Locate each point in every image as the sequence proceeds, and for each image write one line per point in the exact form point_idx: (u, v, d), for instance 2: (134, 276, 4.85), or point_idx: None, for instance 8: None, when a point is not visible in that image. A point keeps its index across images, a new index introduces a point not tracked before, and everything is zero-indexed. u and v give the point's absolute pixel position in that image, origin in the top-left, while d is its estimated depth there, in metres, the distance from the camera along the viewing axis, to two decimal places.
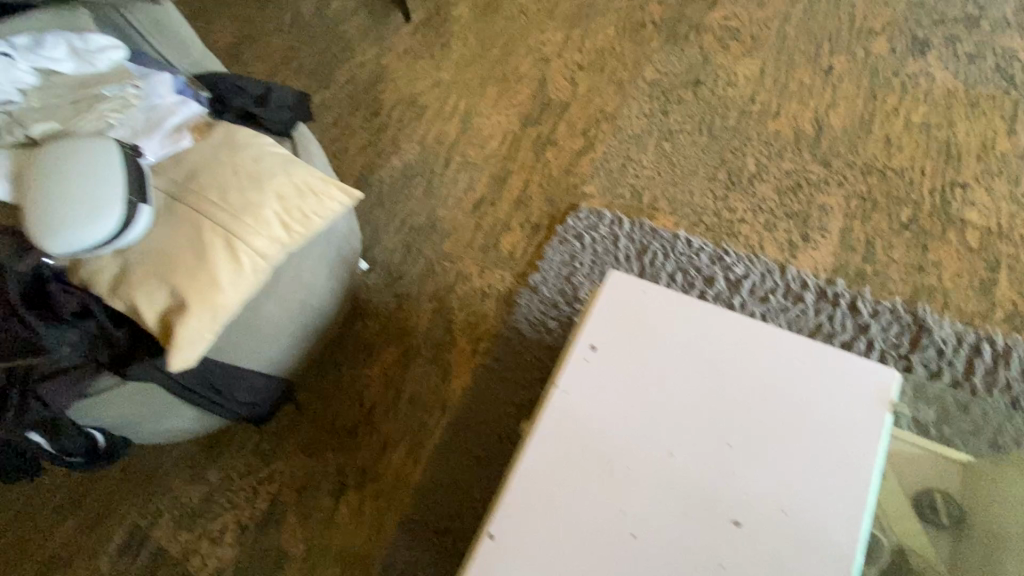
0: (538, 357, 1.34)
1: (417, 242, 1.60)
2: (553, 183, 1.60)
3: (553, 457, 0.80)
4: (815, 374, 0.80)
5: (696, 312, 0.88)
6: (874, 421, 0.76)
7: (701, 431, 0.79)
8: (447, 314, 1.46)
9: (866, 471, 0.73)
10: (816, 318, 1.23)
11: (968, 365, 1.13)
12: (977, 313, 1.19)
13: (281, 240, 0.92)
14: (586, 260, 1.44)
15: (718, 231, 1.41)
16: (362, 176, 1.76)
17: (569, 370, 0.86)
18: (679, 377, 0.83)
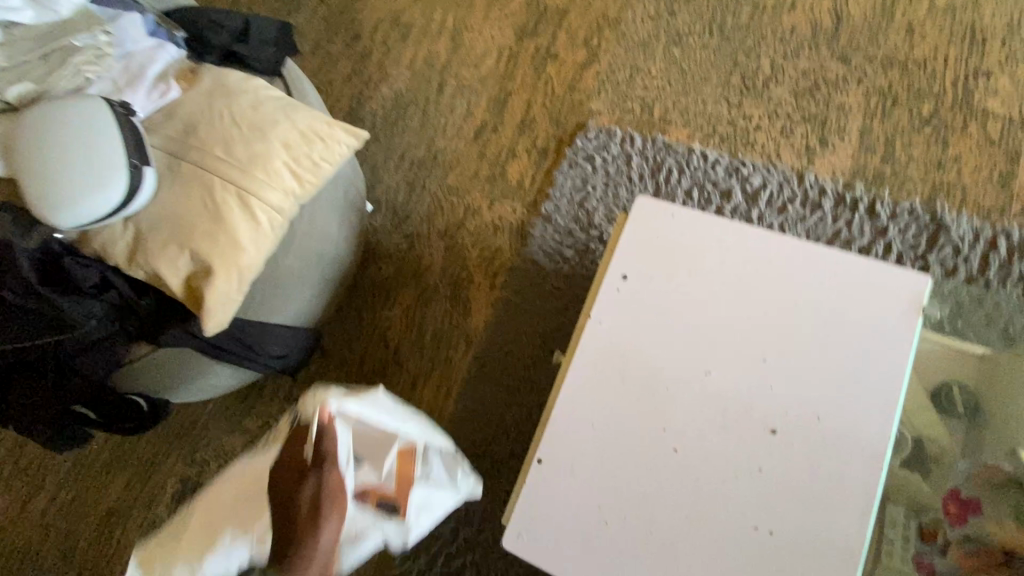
0: (556, 287, 1.35)
1: (420, 177, 1.54)
2: (556, 102, 1.52)
3: (593, 383, 0.82)
4: (848, 285, 0.81)
5: (727, 232, 0.87)
6: (907, 326, 0.77)
7: (736, 348, 0.80)
8: (460, 250, 1.44)
9: (897, 374, 0.76)
10: (834, 224, 1.23)
11: (984, 260, 1.14)
12: (994, 207, 1.19)
13: (294, 191, 0.89)
14: (598, 183, 1.40)
15: (732, 141, 1.36)
16: (354, 111, 1.67)
17: (601, 300, 0.87)
18: (712, 297, 0.84)
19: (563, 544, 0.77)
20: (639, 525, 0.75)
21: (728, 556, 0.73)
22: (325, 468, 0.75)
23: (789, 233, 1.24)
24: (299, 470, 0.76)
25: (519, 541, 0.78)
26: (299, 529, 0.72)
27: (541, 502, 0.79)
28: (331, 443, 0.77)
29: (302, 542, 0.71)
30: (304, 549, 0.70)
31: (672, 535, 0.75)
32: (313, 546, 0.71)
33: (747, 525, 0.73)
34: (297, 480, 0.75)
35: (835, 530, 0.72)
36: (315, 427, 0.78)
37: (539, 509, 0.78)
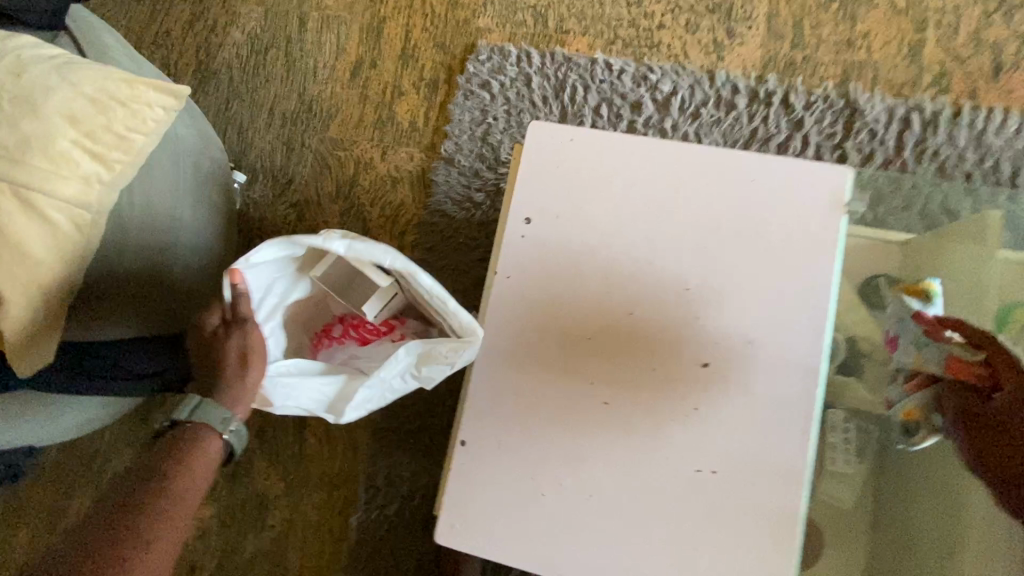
0: (470, 237, 1.21)
1: (297, 134, 1.33)
2: (438, 22, 1.32)
3: (509, 344, 0.73)
4: (768, 191, 0.72)
5: (634, 150, 0.76)
6: (832, 227, 0.71)
7: (658, 280, 0.72)
8: (359, 212, 1.27)
9: (826, 281, 0.70)
10: (750, 124, 1.14)
11: (899, 139, 1.10)
12: (905, 82, 1.14)
13: (98, 177, 0.70)
14: (498, 113, 1.24)
15: (636, 45, 1.23)
16: (203, 66, 1.40)
17: (506, 250, 0.76)
18: (626, 228, 0.74)
19: (501, 527, 0.70)
20: (579, 492, 0.69)
21: (674, 504, 0.68)
22: (246, 323, 0.73)
23: (705, 141, 1.15)
24: (221, 328, 0.73)
25: (453, 534, 0.70)
26: (222, 377, 0.71)
27: (470, 488, 0.71)
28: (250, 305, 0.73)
29: (224, 388, 0.71)
30: (228, 393, 0.71)
31: (614, 495, 0.69)
32: (236, 393, 0.71)
33: (690, 470, 0.68)
34: (218, 338, 0.73)
35: (779, 456, 0.68)
36: (226, 293, 0.71)
37: (469, 496, 0.70)
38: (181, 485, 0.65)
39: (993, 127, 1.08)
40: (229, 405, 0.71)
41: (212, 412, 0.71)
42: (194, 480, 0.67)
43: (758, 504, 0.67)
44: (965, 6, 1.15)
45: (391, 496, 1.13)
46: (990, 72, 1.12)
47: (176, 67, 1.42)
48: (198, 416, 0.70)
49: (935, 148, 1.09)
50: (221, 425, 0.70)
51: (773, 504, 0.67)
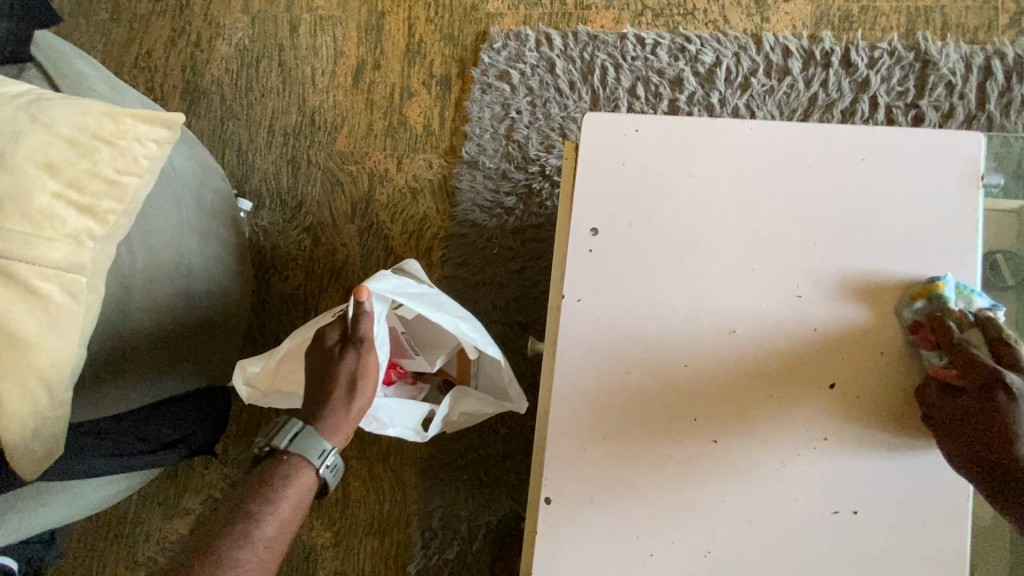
0: (505, 246, 1.09)
1: (301, 150, 1.21)
2: (443, 12, 1.19)
3: (590, 379, 0.62)
4: (885, 169, 0.61)
5: (714, 135, 0.64)
6: (965, 206, 0.60)
7: (761, 288, 0.61)
8: (378, 230, 1.16)
9: (965, 272, 0.59)
10: (808, 89, 1.01)
11: (981, 91, 0.97)
12: (979, 25, 1.01)
13: (90, 233, 0.59)
14: (521, 105, 1.12)
15: (668, 14, 1.10)
16: (191, 85, 1.29)
17: (572, 269, 0.65)
18: (716, 228, 0.62)
19: None
20: (695, 548, 0.58)
21: (811, 554, 0.57)
22: (363, 345, 0.69)
23: (759, 113, 1.02)
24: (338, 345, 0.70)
25: None
26: (331, 396, 0.68)
27: (563, 553, 0.60)
28: (371, 325, 0.70)
29: (330, 408, 0.68)
30: (331, 414, 0.68)
31: (738, 549, 0.58)
32: (339, 417, 0.68)
33: (826, 511, 0.57)
34: (333, 354, 0.70)
35: (932, 486, 0.57)
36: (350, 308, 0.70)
37: (563, 563, 0.60)
38: (272, 520, 0.61)
39: None
40: (329, 433, 0.67)
41: (314, 437, 0.66)
42: (283, 517, 0.62)
43: (913, 546, 0.56)
44: None
45: (448, 538, 1.03)
46: None
47: (162, 89, 1.30)
48: (297, 444, 0.65)
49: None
50: (318, 456, 0.65)
51: (931, 544, 0.56)
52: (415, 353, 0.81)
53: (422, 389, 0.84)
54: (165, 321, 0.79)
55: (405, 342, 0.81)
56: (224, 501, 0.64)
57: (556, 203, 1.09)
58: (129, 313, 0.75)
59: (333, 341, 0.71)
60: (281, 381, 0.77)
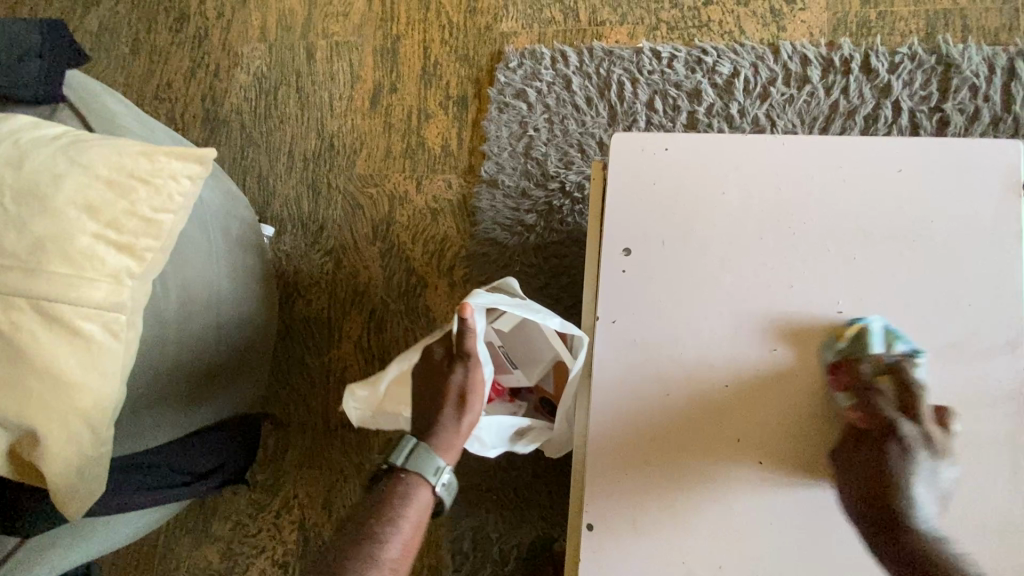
0: (527, 263, 1.09)
1: (321, 174, 1.22)
2: (457, 34, 1.20)
3: (629, 402, 0.61)
4: (923, 180, 0.60)
5: (746, 151, 0.63)
6: (1008, 214, 0.58)
7: (801, 304, 0.60)
8: (400, 251, 1.16)
9: (1013, 281, 0.57)
10: (829, 97, 1.01)
11: (1007, 92, 0.96)
12: (1000, 27, 0.99)
13: (128, 271, 0.60)
14: (538, 122, 1.12)
15: (683, 26, 1.10)
16: (211, 114, 1.31)
17: (606, 290, 0.64)
18: (751, 245, 0.61)
19: None
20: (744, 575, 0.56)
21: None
22: (470, 360, 0.69)
23: (779, 123, 1.01)
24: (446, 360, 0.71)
25: None
26: (441, 412, 0.69)
27: None
28: (475, 341, 0.69)
29: (441, 425, 0.68)
30: (442, 431, 0.68)
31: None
32: (450, 434, 0.68)
33: None
34: (442, 370, 0.70)
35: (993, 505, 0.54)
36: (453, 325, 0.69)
37: None
38: (394, 539, 0.62)
39: None
40: (442, 449, 0.67)
41: (430, 453, 0.66)
42: (403, 536, 0.62)
43: None
44: None
45: (480, 562, 1.02)
46: None
47: (183, 119, 1.32)
48: (413, 461, 0.65)
49: None
50: (433, 473, 0.65)
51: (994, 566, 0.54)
52: (513, 367, 0.79)
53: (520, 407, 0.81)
54: (196, 352, 0.80)
55: (504, 358, 0.78)
56: (349, 521, 0.64)
57: (577, 219, 1.09)
58: (163, 346, 0.76)
59: (441, 357, 0.71)
60: (387, 403, 0.73)
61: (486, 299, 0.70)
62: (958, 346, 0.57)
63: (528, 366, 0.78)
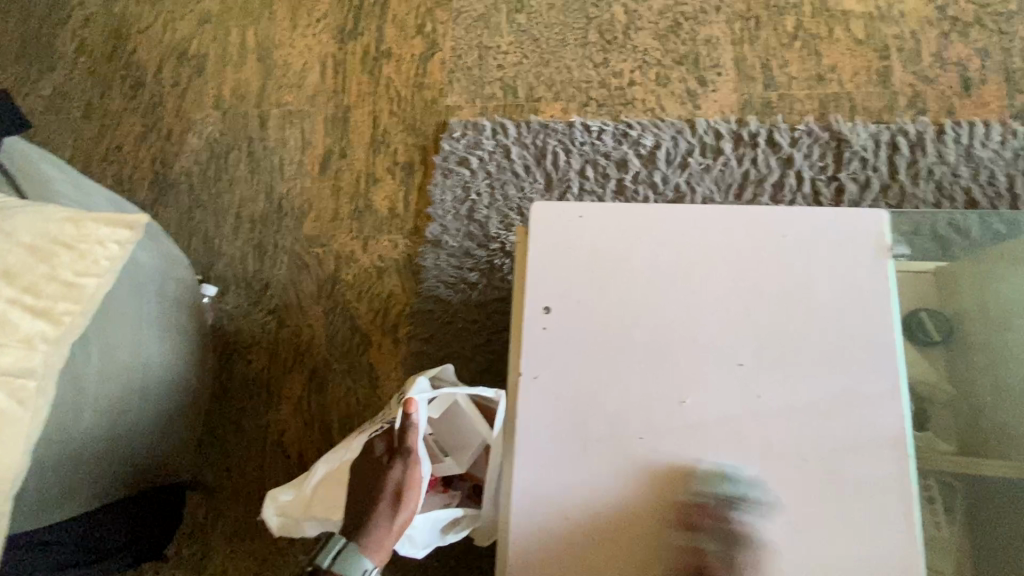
0: (469, 320, 1.12)
1: (268, 235, 1.24)
2: (405, 105, 1.28)
3: (550, 457, 0.63)
4: (807, 243, 0.67)
5: (652, 217, 0.70)
6: (881, 273, 0.65)
7: (707, 357, 0.64)
8: (345, 310, 1.17)
9: (888, 334, 0.64)
10: (740, 167, 1.11)
11: (891, 164, 1.08)
12: (883, 107, 1.13)
13: (42, 335, 0.59)
14: (480, 187, 1.19)
15: (610, 104, 1.21)
16: (160, 176, 1.33)
17: (527, 348, 0.67)
18: (659, 303, 0.66)
19: None
20: None
21: None
22: (408, 457, 0.71)
23: (698, 189, 1.11)
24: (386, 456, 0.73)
25: None
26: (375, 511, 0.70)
27: None
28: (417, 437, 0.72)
29: (373, 525, 0.69)
30: (374, 530, 0.69)
31: None
32: (382, 533, 0.69)
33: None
34: (380, 467, 0.72)
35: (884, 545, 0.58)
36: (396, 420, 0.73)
37: None
38: None
39: (978, 139, 1.08)
40: (372, 551, 0.68)
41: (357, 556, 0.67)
42: None
43: None
44: (922, 30, 1.17)
45: None
46: (961, 90, 1.12)
47: (130, 181, 1.34)
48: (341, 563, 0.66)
49: (928, 167, 1.07)
50: None
51: None
52: (444, 456, 0.79)
53: (454, 497, 0.79)
54: (116, 418, 0.78)
55: (435, 445, 0.80)
56: None
57: None
58: (78, 412, 0.73)
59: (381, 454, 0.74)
60: (314, 505, 0.76)
61: (425, 391, 0.76)
62: (843, 395, 0.62)
63: (458, 452, 0.79)
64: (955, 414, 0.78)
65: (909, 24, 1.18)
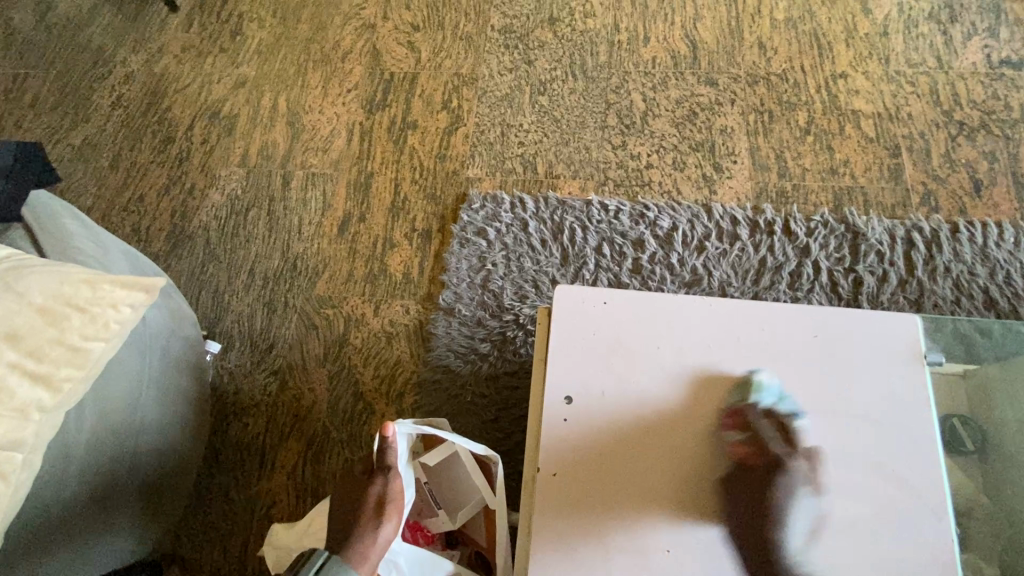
0: (478, 394, 1.08)
1: (279, 294, 1.23)
2: (426, 174, 1.31)
3: (569, 563, 0.58)
4: (839, 345, 0.65)
5: (681, 308, 0.68)
6: (919, 380, 0.63)
7: (738, 461, 0.61)
8: (350, 375, 1.14)
9: (928, 446, 0.61)
10: (757, 254, 1.12)
11: (908, 259, 1.09)
12: (897, 203, 1.15)
13: (38, 404, 0.56)
14: (496, 258, 1.19)
15: (627, 185, 1.24)
16: (177, 229, 1.33)
17: (545, 439, 0.64)
18: (687, 399, 0.64)
19: None
20: None
21: None
22: (389, 471, 0.74)
23: (715, 273, 1.11)
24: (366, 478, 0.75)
25: None
26: (361, 524, 0.71)
27: None
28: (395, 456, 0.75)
29: (357, 536, 0.70)
30: (357, 545, 0.69)
31: None
32: (366, 544, 0.70)
33: None
34: (363, 485, 0.75)
35: None
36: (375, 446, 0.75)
37: None
38: None
39: (993, 240, 1.09)
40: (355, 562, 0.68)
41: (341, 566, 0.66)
42: None
43: None
44: (930, 132, 1.21)
45: None
46: (972, 191, 1.15)
47: (147, 232, 1.34)
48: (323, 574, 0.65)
49: (944, 264, 1.08)
50: None
51: None
52: (439, 508, 0.82)
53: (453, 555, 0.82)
54: (97, 488, 0.73)
55: (430, 496, 0.82)
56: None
57: (530, 350, 1.10)
58: (61, 483, 0.68)
59: (363, 472, 0.76)
60: (310, 538, 0.80)
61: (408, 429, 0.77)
62: (882, 513, 0.58)
63: (453, 508, 0.82)
64: (997, 532, 0.73)
65: (918, 126, 1.22)
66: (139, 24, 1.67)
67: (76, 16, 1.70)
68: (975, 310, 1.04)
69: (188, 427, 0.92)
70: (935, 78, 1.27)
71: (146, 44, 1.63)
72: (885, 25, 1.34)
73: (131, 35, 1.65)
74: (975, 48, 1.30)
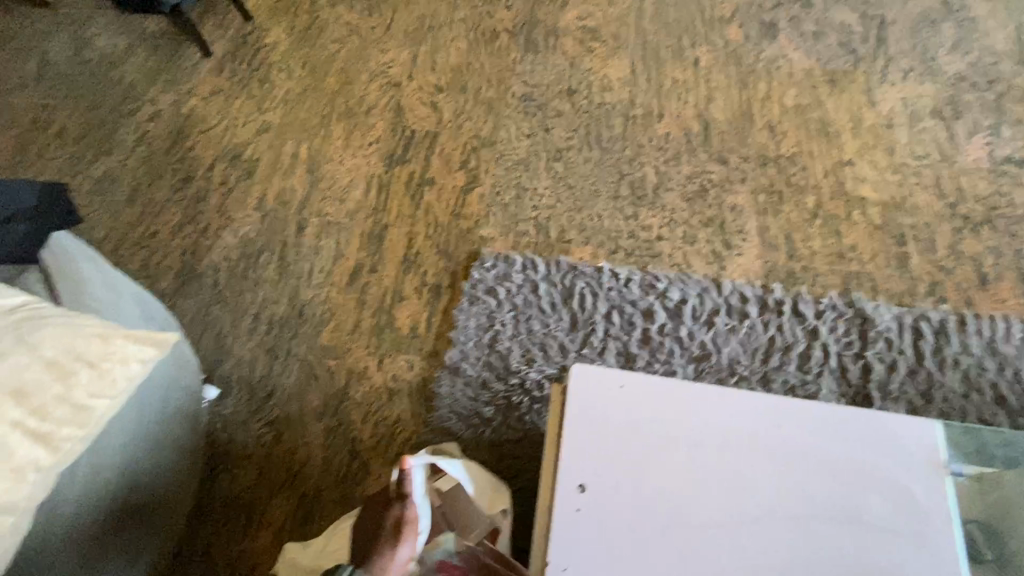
0: (479, 460, 1.05)
1: (282, 341, 1.21)
2: (441, 230, 1.33)
3: None
4: (859, 445, 0.64)
5: (694, 399, 0.67)
6: (939, 492, 0.61)
7: (757, 569, 0.58)
8: (347, 431, 1.11)
9: (952, 564, 0.58)
10: (765, 332, 1.12)
11: (916, 348, 1.09)
12: (904, 291, 1.17)
13: (36, 464, 0.54)
14: (506, 319, 1.19)
15: (638, 254, 1.26)
16: (187, 267, 1.33)
17: (557, 531, 0.61)
18: (706, 496, 0.62)
19: None
20: None
21: None
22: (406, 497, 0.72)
23: (724, 349, 1.11)
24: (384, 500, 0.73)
25: None
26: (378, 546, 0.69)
27: None
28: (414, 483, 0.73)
29: (377, 556, 0.69)
30: (376, 565, 0.68)
31: None
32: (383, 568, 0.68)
33: None
34: (381, 506, 0.72)
35: None
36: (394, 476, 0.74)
37: None
38: None
39: (1000, 335, 1.10)
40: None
41: None
42: None
43: None
44: (935, 223, 1.24)
45: None
46: (977, 285, 1.17)
47: (156, 268, 1.34)
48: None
49: (952, 356, 1.08)
50: None
51: None
52: (449, 528, 0.77)
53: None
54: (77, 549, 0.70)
55: (442, 518, 0.77)
56: None
57: (534, 417, 1.08)
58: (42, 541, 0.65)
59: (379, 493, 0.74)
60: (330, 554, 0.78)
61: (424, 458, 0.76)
62: None
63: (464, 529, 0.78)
64: None
65: (923, 216, 1.26)
66: (173, 66, 1.73)
67: (112, 54, 1.77)
68: (984, 405, 1.03)
69: (176, 481, 0.89)
70: (938, 171, 1.32)
71: (176, 85, 1.68)
72: (890, 118, 1.40)
73: (163, 75, 1.71)
74: (977, 146, 1.35)
